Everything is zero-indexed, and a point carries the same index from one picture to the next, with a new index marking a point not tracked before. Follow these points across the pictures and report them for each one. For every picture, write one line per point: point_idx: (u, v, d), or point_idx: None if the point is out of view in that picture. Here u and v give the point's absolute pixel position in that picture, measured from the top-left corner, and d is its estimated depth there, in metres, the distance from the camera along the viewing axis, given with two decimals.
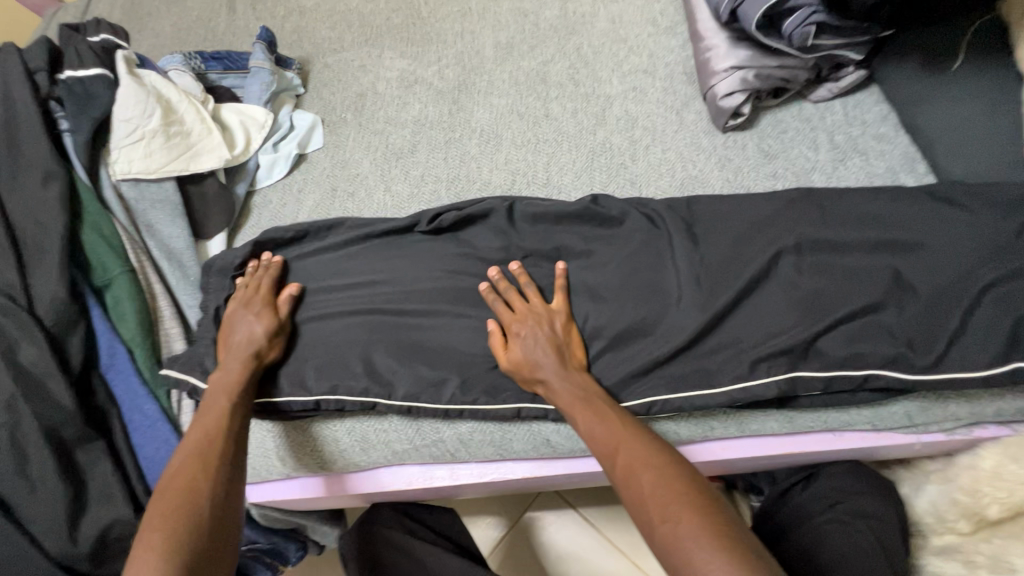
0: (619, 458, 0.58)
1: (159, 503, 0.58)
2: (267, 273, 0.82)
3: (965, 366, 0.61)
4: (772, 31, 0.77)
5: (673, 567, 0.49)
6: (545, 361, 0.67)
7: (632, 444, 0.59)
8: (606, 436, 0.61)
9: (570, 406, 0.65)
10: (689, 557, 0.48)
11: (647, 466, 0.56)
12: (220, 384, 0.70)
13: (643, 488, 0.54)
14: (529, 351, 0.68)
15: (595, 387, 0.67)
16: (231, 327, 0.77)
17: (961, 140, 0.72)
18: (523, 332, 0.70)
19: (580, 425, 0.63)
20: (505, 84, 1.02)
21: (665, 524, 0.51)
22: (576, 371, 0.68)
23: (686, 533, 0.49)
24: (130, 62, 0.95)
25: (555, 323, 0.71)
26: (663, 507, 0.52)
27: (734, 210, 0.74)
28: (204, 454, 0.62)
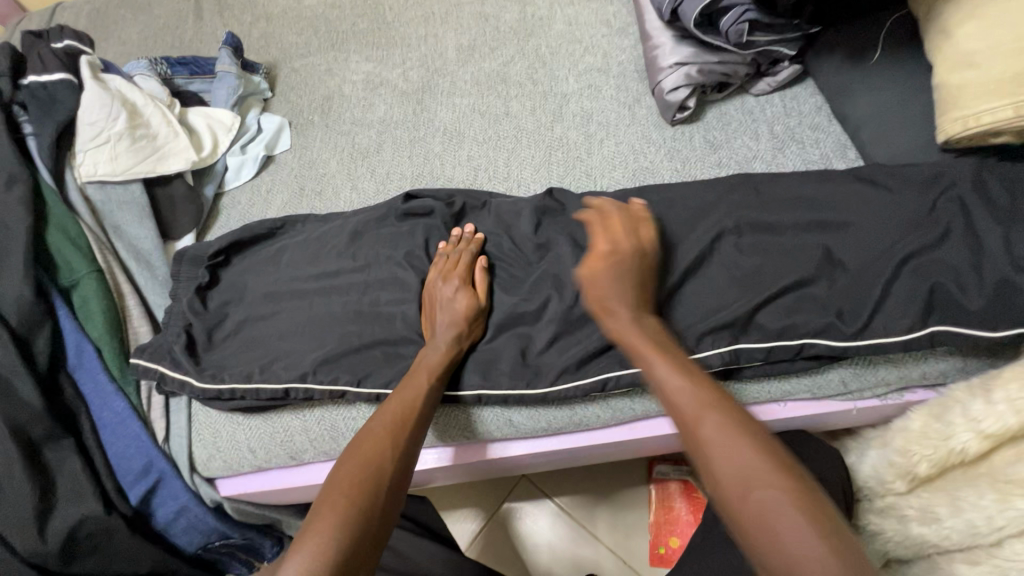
0: (707, 415, 0.53)
1: (353, 453, 0.63)
2: (463, 248, 0.81)
3: (886, 332, 0.65)
4: (711, 28, 0.83)
5: (763, 537, 0.45)
6: (625, 293, 0.67)
7: (720, 401, 0.54)
8: (688, 390, 0.56)
9: (645, 350, 0.61)
10: (787, 528, 0.44)
11: (738, 427, 0.51)
12: (426, 360, 0.73)
13: (741, 448, 0.50)
14: (615, 277, 0.68)
15: (666, 340, 0.63)
16: (433, 301, 0.78)
17: (882, 126, 0.77)
18: (613, 259, 0.69)
19: (655, 373, 0.59)
20: (468, 85, 1.06)
21: (767, 489, 0.47)
22: (647, 315, 0.66)
23: (788, 503, 0.46)
24: (94, 67, 0.96)
25: (642, 263, 0.70)
26: (762, 472, 0.48)
27: (680, 197, 0.79)
28: (401, 424, 0.66)
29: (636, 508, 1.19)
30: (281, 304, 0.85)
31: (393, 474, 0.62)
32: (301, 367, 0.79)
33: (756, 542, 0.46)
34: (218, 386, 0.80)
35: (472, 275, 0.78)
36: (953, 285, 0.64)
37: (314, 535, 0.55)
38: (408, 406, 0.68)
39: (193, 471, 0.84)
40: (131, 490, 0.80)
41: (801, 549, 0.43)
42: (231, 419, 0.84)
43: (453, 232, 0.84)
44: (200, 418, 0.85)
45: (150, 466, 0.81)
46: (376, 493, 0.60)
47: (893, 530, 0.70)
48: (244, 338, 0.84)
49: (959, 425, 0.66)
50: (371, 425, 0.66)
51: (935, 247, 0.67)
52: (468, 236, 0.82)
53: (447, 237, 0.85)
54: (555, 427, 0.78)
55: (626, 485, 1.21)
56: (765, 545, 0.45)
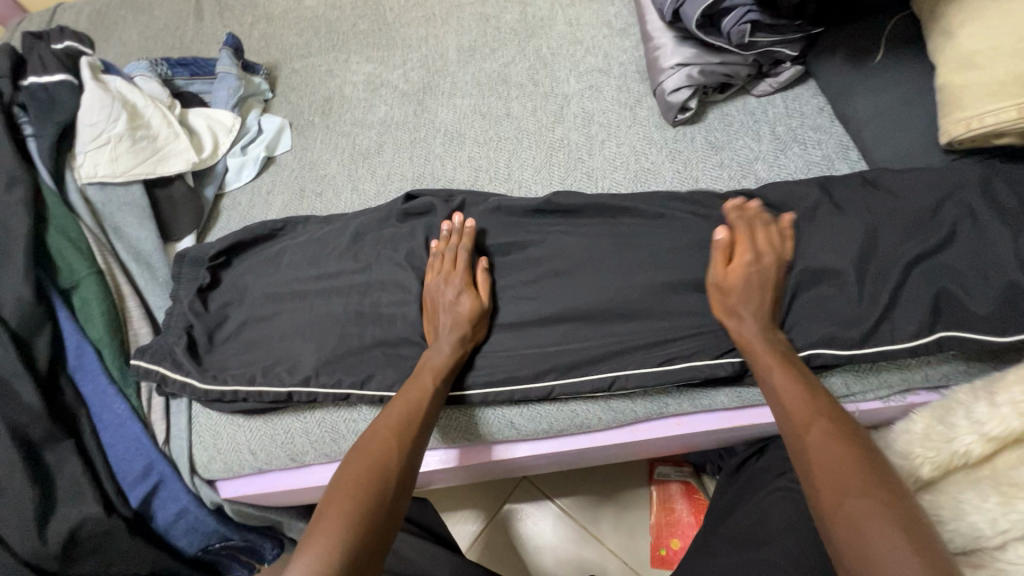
0: (817, 424, 0.56)
1: (359, 454, 0.63)
2: (456, 245, 0.79)
3: (891, 336, 0.65)
4: (713, 29, 0.82)
5: (851, 541, 0.48)
6: (757, 302, 0.67)
7: (836, 416, 0.57)
8: (805, 400, 0.59)
9: (763, 355, 0.64)
10: (881, 538, 0.47)
11: (849, 442, 0.54)
12: (431, 362, 0.73)
13: (845, 460, 0.53)
14: (749, 286, 0.67)
15: (788, 352, 0.65)
16: (434, 303, 0.77)
17: (884, 127, 0.77)
18: (751, 265, 0.68)
19: (772, 382, 0.62)
20: (469, 86, 1.06)
21: (864, 500, 0.50)
22: (775, 326, 0.67)
23: (883, 515, 0.48)
24: (95, 68, 0.96)
25: (777, 273, 0.68)
26: (863, 484, 0.50)
27: (683, 202, 0.79)
28: (407, 425, 0.66)
29: (637, 509, 1.19)
30: (282, 306, 0.85)
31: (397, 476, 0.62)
32: (303, 369, 0.79)
33: (843, 545, 0.48)
34: (220, 387, 0.80)
35: (472, 275, 0.78)
36: (958, 288, 0.65)
37: (320, 535, 0.55)
38: (413, 408, 0.68)
39: (193, 473, 0.84)
40: (131, 492, 0.80)
41: (890, 557, 0.46)
42: (231, 421, 0.84)
43: (442, 224, 0.82)
44: (200, 420, 0.85)
45: (150, 468, 0.81)
46: (379, 494, 0.59)
47: None
48: (245, 339, 0.84)
49: (962, 427, 0.66)
50: (377, 427, 0.66)
51: (938, 249, 0.67)
52: (462, 231, 0.80)
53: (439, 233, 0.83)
54: (557, 429, 0.78)
55: (627, 486, 1.21)
56: (852, 548, 0.48)
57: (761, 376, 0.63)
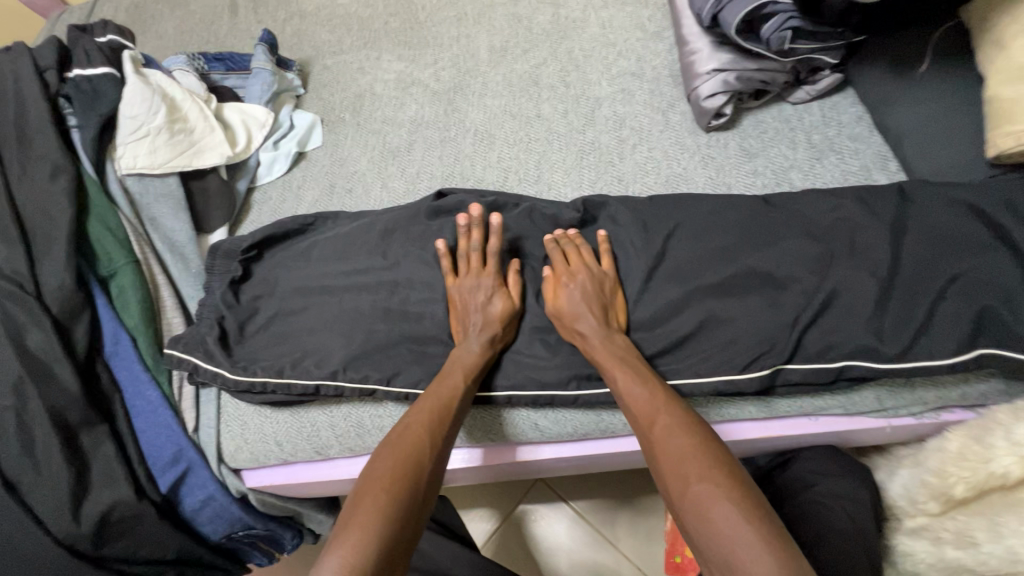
0: (659, 421, 0.63)
1: (391, 450, 0.64)
2: (479, 244, 0.79)
3: (932, 353, 0.64)
4: (752, 35, 0.81)
5: (699, 524, 0.54)
6: (588, 315, 0.72)
7: (672, 410, 0.64)
8: (646, 399, 0.65)
9: (609, 366, 0.69)
10: (721, 515, 0.53)
11: (685, 431, 0.61)
12: (460, 360, 0.73)
13: (685, 446, 0.59)
14: (576, 302, 0.73)
15: (630, 352, 0.70)
16: (465, 303, 0.77)
17: (928, 139, 0.76)
18: (571, 283, 0.74)
19: (618, 386, 0.68)
20: (499, 86, 1.06)
21: (702, 484, 0.56)
22: (616, 332, 0.72)
23: (717, 496, 0.54)
24: (136, 62, 0.98)
25: (597, 284, 0.74)
26: (698, 468, 0.57)
27: (716, 209, 0.79)
28: (438, 421, 0.67)
29: (652, 515, 1.18)
30: (311, 300, 0.86)
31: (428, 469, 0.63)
32: (330, 364, 0.80)
33: (696, 531, 0.55)
34: (250, 379, 0.82)
35: (504, 275, 0.79)
36: (1003, 308, 0.62)
37: (356, 528, 0.55)
38: (444, 405, 0.69)
39: (220, 461, 0.86)
40: (161, 478, 0.82)
41: (730, 531, 0.52)
42: (258, 412, 0.85)
43: (460, 218, 0.80)
44: (228, 409, 0.87)
45: (179, 455, 0.83)
46: (412, 489, 0.60)
47: (925, 551, 0.68)
48: (276, 332, 0.85)
49: (1000, 448, 0.65)
50: (406, 423, 0.67)
51: (984, 266, 0.65)
52: (490, 229, 0.80)
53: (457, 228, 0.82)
54: (582, 432, 0.78)
55: (643, 492, 1.20)
56: (699, 533, 0.54)
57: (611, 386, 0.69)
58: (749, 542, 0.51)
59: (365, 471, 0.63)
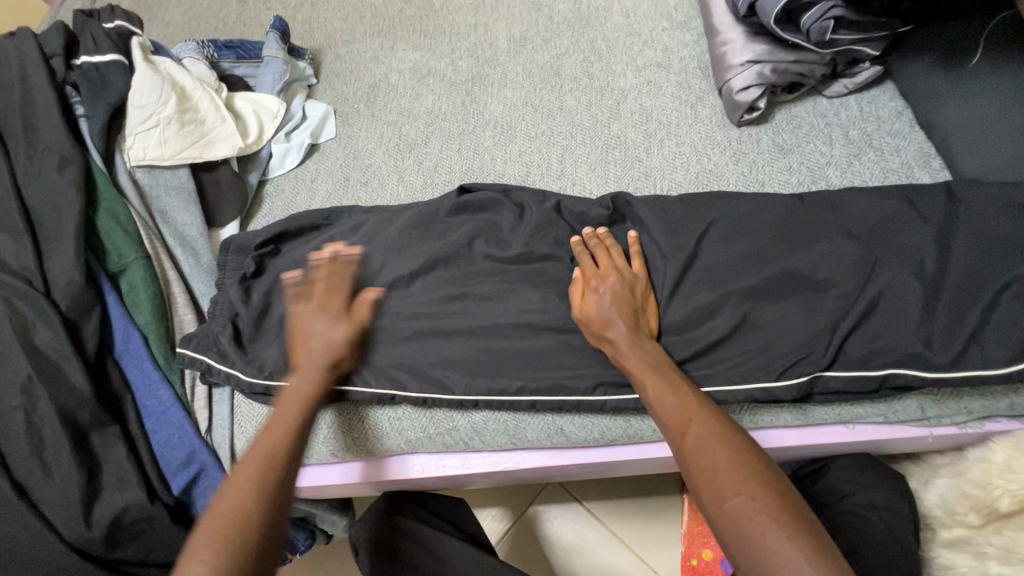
0: (691, 428, 0.58)
1: (223, 505, 0.58)
2: (332, 272, 0.79)
3: (983, 362, 0.61)
4: (790, 25, 0.78)
5: (739, 543, 0.50)
6: (618, 321, 0.68)
7: (705, 417, 0.59)
8: (678, 405, 0.61)
9: (639, 371, 0.64)
10: (762, 534, 0.49)
11: (720, 439, 0.57)
12: (293, 394, 0.69)
13: (720, 458, 0.55)
14: (605, 308, 0.69)
15: (661, 356, 0.66)
16: (308, 332, 0.73)
17: (976, 137, 0.73)
18: (601, 287, 0.71)
19: (648, 391, 0.63)
20: (519, 77, 1.03)
21: (740, 500, 0.52)
22: (645, 337, 0.68)
23: (758, 513, 0.51)
24: (145, 49, 0.95)
25: (629, 289, 0.70)
26: (734, 482, 0.53)
27: (752, 209, 0.75)
28: (270, 463, 0.62)
29: (668, 517, 1.16)
30: None
31: (263, 525, 0.57)
32: (349, 365, 0.78)
33: (734, 548, 0.51)
34: (265, 381, 0.79)
35: (348, 305, 0.77)
36: None
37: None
38: (276, 446, 0.64)
39: (234, 462, 0.83)
40: (173, 480, 0.79)
41: (773, 553, 0.48)
42: (274, 413, 0.83)
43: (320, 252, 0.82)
44: (242, 409, 0.84)
45: (192, 456, 0.80)
46: (247, 546, 0.55)
47: (964, 564, 0.67)
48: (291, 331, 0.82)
49: None
50: (236, 478, 0.61)
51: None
52: (342, 258, 0.81)
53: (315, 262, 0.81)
54: (608, 438, 0.76)
55: (659, 494, 1.18)
56: (739, 552, 0.50)
57: (641, 391, 0.64)
58: (796, 563, 0.47)
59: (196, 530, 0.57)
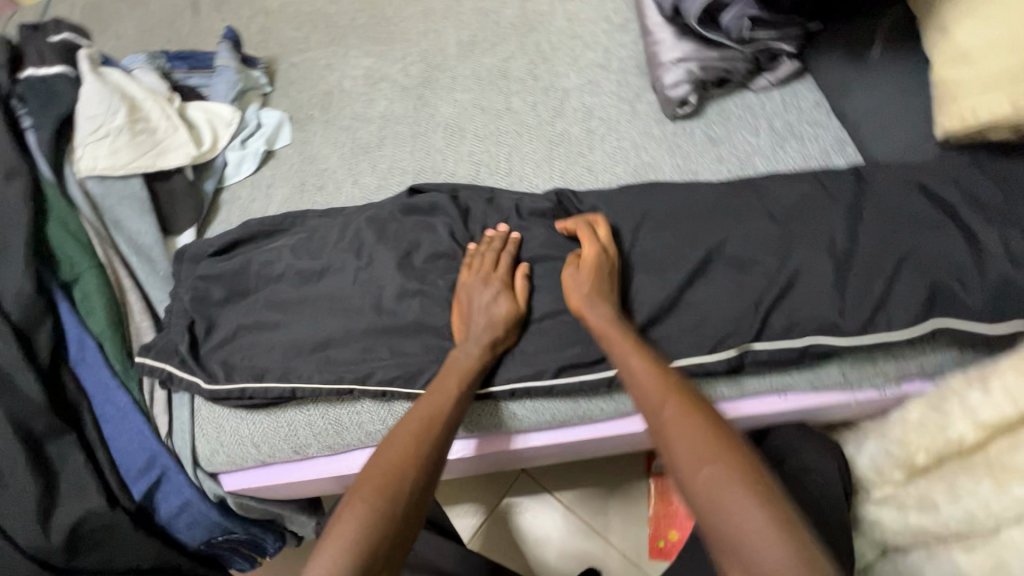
0: (662, 397, 0.58)
1: (379, 457, 0.64)
2: (498, 248, 0.80)
3: (890, 327, 0.67)
4: (712, 24, 0.83)
5: (707, 507, 0.50)
6: (602, 295, 0.71)
7: (676, 387, 0.59)
8: (650, 375, 0.61)
9: (618, 344, 0.66)
10: (730, 497, 0.49)
11: (691, 407, 0.56)
12: (459, 362, 0.73)
13: (690, 425, 0.54)
14: (591, 280, 0.72)
15: (636, 334, 0.69)
16: (469, 304, 0.77)
17: (881, 123, 0.80)
18: (586, 263, 0.73)
19: (624, 364, 0.64)
20: (468, 80, 1.06)
21: (707, 464, 0.51)
22: (624, 315, 0.71)
23: (725, 477, 0.50)
24: (93, 61, 0.95)
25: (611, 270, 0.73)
26: (706, 445, 0.52)
27: (685, 197, 0.80)
28: (428, 431, 0.66)
29: (635, 499, 1.20)
30: (286, 299, 0.85)
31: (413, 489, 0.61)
32: (318, 358, 0.80)
33: (701, 513, 0.51)
34: (228, 386, 0.81)
35: (511, 279, 0.79)
36: (954, 282, 0.66)
37: (336, 540, 0.57)
38: (437, 413, 0.68)
39: (195, 466, 0.84)
40: (135, 485, 0.80)
41: (744, 518, 0.48)
42: (234, 414, 0.84)
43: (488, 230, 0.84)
44: (202, 413, 0.84)
45: (153, 462, 0.81)
46: (395, 507, 0.60)
47: (892, 520, 0.69)
48: (249, 333, 0.84)
49: (955, 415, 0.65)
50: (393, 437, 0.66)
51: (934, 244, 0.68)
52: (509, 239, 0.82)
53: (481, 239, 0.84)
54: (559, 420, 0.80)
55: (625, 479, 1.21)
56: (706, 516, 0.50)
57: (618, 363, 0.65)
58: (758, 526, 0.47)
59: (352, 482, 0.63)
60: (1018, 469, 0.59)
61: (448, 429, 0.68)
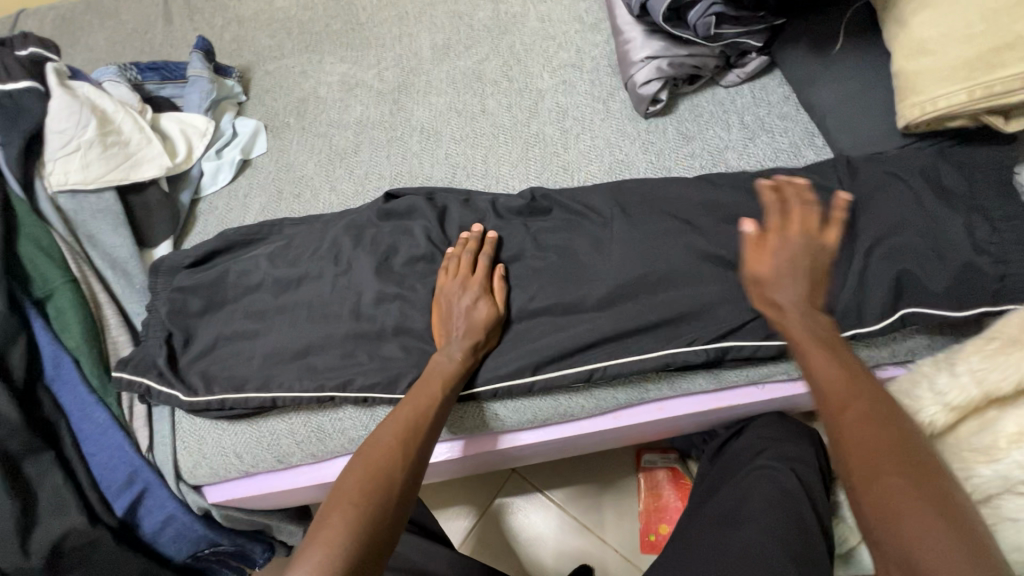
0: (854, 409, 0.56)
1: (364, 459, 0.64)
2: (474, 250, 0.81)
3: (857, 318, 0.68)
4: (680, 22, 0.84)
5: (885, 526, 0.49)
6: (793, 283, 0.65)
7: (876, 403, 0.56)
8: (845, 383, 0.58)
9: (800, 341, 0.62)
10: (919, 527, 0.48)
11: (887, 429, 0.54)
12: (440, 366, 0.73)
13: (884, 444, 0.53)
14: (785, 267, 0.66)
15: (829, 333, 0.63)
16: (449, 308, 0.77)
17: (847, 113, 0.81)
18: (782, 247, 0.66)
19: (810, 365, 0.61)
20: (443, 84, 1.07)
21: (896, 489, 0.50)
22: (818, 311, 0.64)
23: (924, 510, 0.48)
24: (61, 74, 0.94)
25: (820, 255, 0.66)
26: (902, 473, 0.51)
27: (659, 199, 0.82)
28: (414, 433, 0.67)
29: (624, 496, 1.20)
30: (266, 309, 0.85)
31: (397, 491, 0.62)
32: (298, 366, 0.80)
33: (874, 528, 0.50)
34: (207, 397, 0.80)
35: (489, 281, 0.79)
36: (920, 270, 0.67)
37: (322, 546, 0.56)
38: (420, 416, 0.68)
39: (179, 479, 0.83)
40: (116, 501, 0.80)
41: (927, 548, 0.47)
42: (216, 426, 0.83)
43: (465, 231, 0.84)
44: (183, 425, 0.84)
45: (134, 476, 0.81)
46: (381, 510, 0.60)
47: None
48: (228, 344, 0.84)
49: (926, 399, 0.63)
50: (377, 438, 0.66)
51: (900, 233, 0.70)
52: (487, 241, 0.82)
53: (456, 241, 0.84)
54: (542, 418, 0.80)
55: (615, 475, 1.22)
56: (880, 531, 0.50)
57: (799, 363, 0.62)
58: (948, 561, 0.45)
59: (334, 485, 0.63)
60: (987, 450, 0.61)
61: (432, 431, 0.68)
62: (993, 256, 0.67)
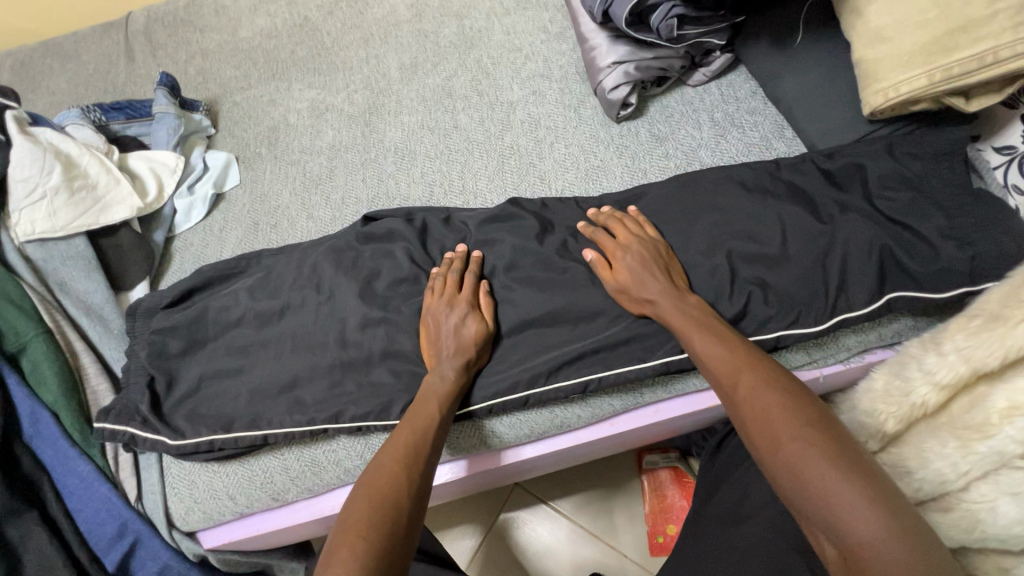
0: (741, 377, 0.60)
1: (367, 492, 0.62)
2: (460, 269, 0.80)
3: (833, 308, 0.71)
4: (643, 25, 0.85)
5: (791, 479, 0.51)
6: (652, 280, 0.73)
7: (755, 366, 0.60)
8: (726, 357, 0.63)
9: (681, 325, 0.68)
10: (818, 472, 0.50)
11: (771, 388, 0.58)
12: (432, 389, 0.72)
13: (772, 403, 0.56)
14: (636, 268, 0.74)
15: (706, 313, 0.69)
16: (437, 328, 0.76)
17: (814, 105, 0.82)
18: (627, 253, 0.75)
19: (695, 345, 0.66)
20: (414, 103, 1.06)
21: (795, 442, 0.52)
22: (685, 294, 0.71)
23: (818, 455, 0.51)
24: (22, 121, 0.91)
25: (657, 251, 0.76)
26: (795, 425, 0.54)
27: (638, 205, 0.83)
28: (413, 457, 0.65)
29: (630, 500, 1.19)
30: (250, 343, 0.83)
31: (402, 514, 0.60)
32: (288, 401, 0.79)
33: (784, 485, 0.52)
34: (194, 440, 0.78)
35: (475, 297, 0.78)
36: (902, 254, 0.71)
37: None
38: (419, 439, 0.67)
39: (171, 527, 0.81)
40: (106, 557, 0.77)
41: (829, 491, 0.49)
42: (206, 468, 0.81)
43: (448, 253, 0.83)
44: (172, 471, 0.81)
45: (124, 529, 0.78)
46: (386, 536, 0.58)
47: None
48: (211, 384, 0.81)
49: (916, 380, 0.65)
50: (378, 463, 0.65)
51: (860, 222, 0.73)
52: (469, 260, 0.81)
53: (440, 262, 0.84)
54: (538, 431, 0.79)
55: (618, 480, 1.21)
56: (789, 486, 0.51)
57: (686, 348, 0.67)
58: (853, 501, 0.47)
59: (334, 528, 0.60)
60: (980, 426, 0.61)
61: (433, 452, 0.67)
62: (958, 239, 0.70)
